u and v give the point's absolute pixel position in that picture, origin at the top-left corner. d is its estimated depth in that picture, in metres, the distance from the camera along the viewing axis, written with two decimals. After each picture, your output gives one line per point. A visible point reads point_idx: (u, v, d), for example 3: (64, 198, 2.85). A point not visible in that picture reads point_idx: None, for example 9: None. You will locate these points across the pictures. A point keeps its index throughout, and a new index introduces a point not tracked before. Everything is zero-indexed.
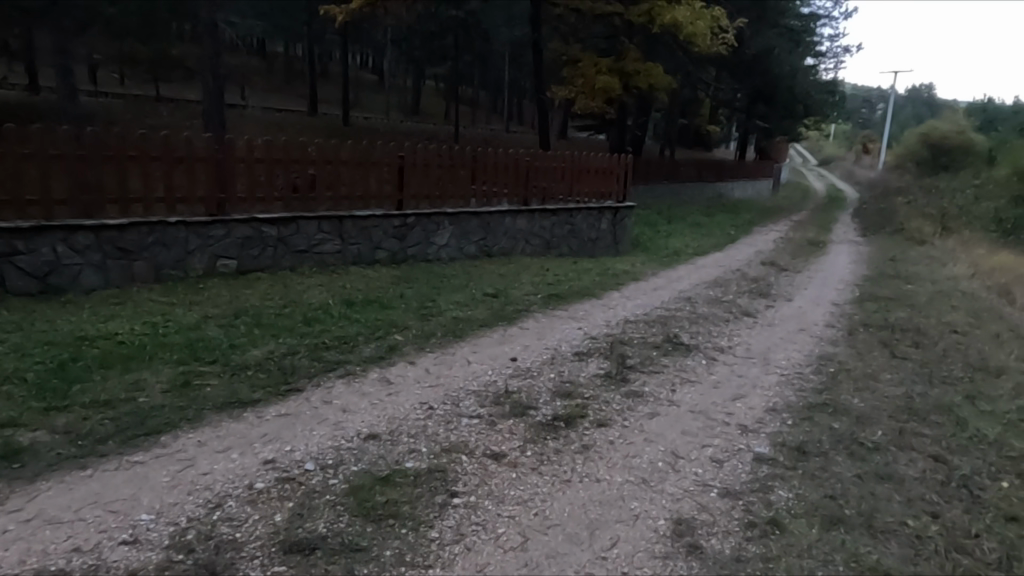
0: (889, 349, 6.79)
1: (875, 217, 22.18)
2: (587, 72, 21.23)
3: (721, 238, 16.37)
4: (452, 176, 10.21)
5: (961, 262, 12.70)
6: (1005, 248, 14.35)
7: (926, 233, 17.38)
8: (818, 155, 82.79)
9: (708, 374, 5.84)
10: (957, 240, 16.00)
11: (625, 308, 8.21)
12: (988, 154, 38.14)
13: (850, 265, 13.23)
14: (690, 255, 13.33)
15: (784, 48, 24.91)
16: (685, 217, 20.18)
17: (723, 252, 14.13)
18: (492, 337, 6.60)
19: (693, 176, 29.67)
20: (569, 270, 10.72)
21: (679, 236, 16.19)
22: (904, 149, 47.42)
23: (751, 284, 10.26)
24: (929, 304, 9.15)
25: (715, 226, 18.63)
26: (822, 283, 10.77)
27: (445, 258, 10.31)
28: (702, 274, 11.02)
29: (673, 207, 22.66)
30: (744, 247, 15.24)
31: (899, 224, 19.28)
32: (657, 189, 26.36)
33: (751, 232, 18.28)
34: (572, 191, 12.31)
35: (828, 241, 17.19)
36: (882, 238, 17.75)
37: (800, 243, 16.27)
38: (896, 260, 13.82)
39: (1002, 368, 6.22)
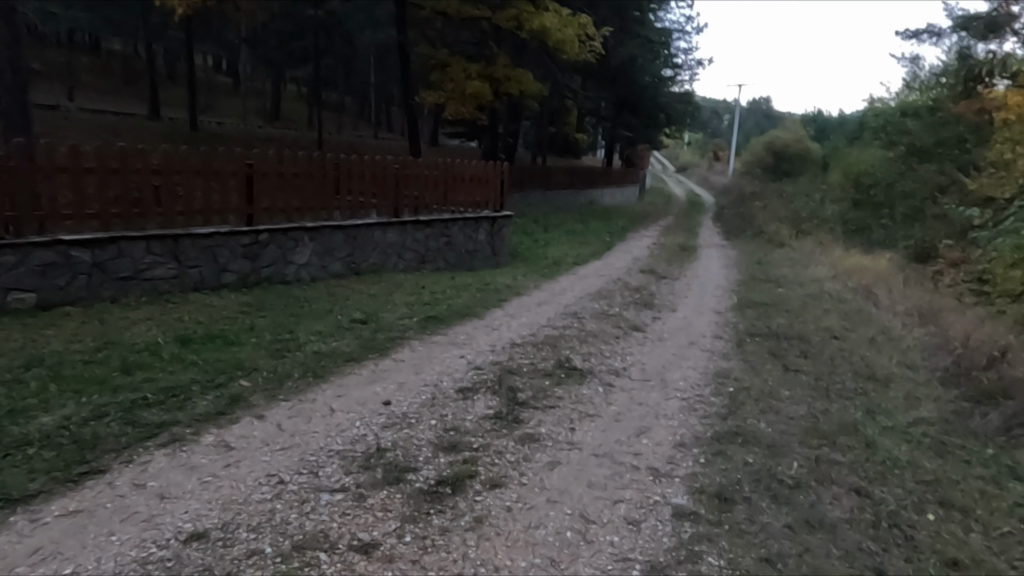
0: (780, 362, 6.58)
1: (736, 221, 23.23)
2: (456, 77, 20.57)
3: (598, 246, 16.25)
4: (312, 187, 9.09)
5: (821, 264, 13.27)
6: (854, 249, 15.26)
7: (784, 236, 18.27)
8: (676, 162, 87.65)
9: (606, 404, 5.26)
10: (812, 242, 16.90)
11: (509, 329, 7.54)
12: (824, 161, 41.72)
13: (722, 270, 13.46)
14: (569, 265, 12.98)
15: (646, 58, 25.62)
16: (561, 225, 20.03)
17: (601, 261, 13.92)
18: (360, 375, 5.66)
19: (565, 184, 29.92)
20: (447, 287, 9.93)
21: (556, 245, 15.87)
22: (751, 156, 50.96)
23: (634, 294, 9.98)
24: (804, 309, 9.26)
25: (591, 234, 18.58)
26: (701, 290, 10.73)
27: (306, 279, 9.17)
28: (584, 286, 10.63)
29: (548, 214, 22.52)
30: (621, 255, 15.16)
31: (759, 227, 20.22)
32: (531, 197, 26.24)
33: (625, 238, 18.41)
34: (446, 201, 11.53)
35: (697, 246, 17.60)
36: (745, 242, 18.47)
37: (673, 249, 16.50)
38: (762, 263, 14.26)
39: (887, 376, 6.17)
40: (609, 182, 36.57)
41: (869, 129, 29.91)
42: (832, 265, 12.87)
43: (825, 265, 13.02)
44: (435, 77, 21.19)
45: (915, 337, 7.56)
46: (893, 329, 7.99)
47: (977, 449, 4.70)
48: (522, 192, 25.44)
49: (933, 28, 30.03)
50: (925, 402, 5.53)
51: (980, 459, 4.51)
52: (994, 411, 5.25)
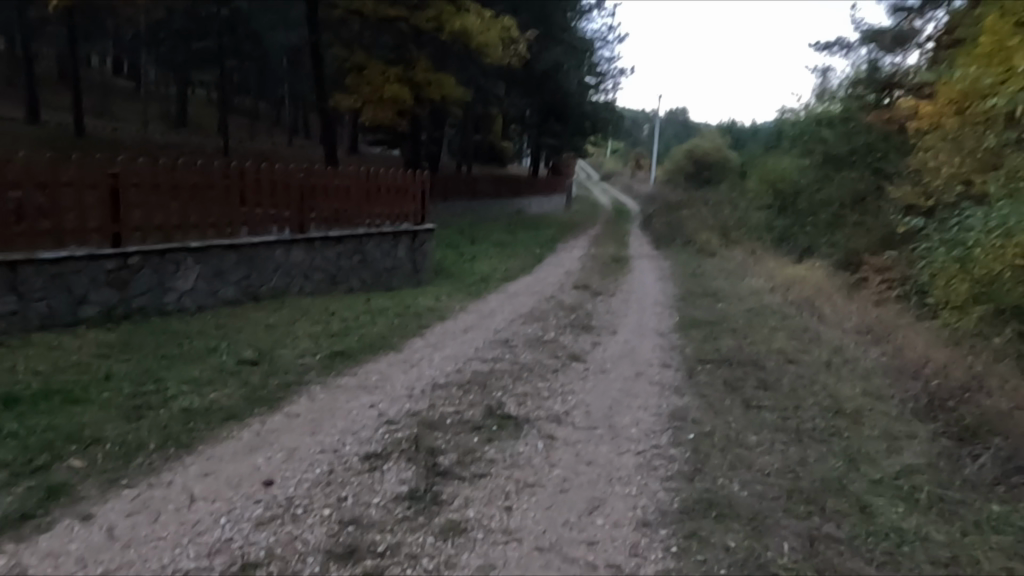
0: (739, 396, 5.81)
1: (664, 229, 23.00)
2: (374, 80, 19.36)
3: (527, 259, 15.39)
4: (198, 201, 7.79)
5: (757, 275, 12.87)
6: (784, 259, 15.05)
7: (715, 244, 18.00)
8: (600, 171, 88.65)
9: (548, 467, 4.31)
10: (742, 252, 16.63)
11: (430, 365, 6.47)
12: (742, 169, 42.67)
13: (658, 283, 12.85)
14: (498, 281, 12.04)
15: (570, 65, 25.14)
16: (488, 236, 19.10)
17: (532, 275, 13.05)
18: (239, 442, 4.49)
19: (492, 193, 29.09)
20: (362, 311, 8.78)
21: (483, 259, 14.90)
22: (673, 164, 51.69)
23: (570, 315, 9.13)
24: (751, 327, 8.64)
25: (520, 246, 17.74)
26: (641, 307, 9.99)
27: (191, 309, 7.83)
28: (516, 306, 9.72)
29: (474, 225, 21.56)
30: (552, 268, 14.35)
31: (688, 236, 19.94)
32: (457, 206, 25.25)
33: (555, 250, 17.68)
34: (361, 214, 10.35)
35: (629, 257, 17.04)
36: (676, 252, 18.08)
37: (604, 260, 15.84)
38: (696, 275, 13.78)
39: (857, 409, 5.50)
40: (535, 191, 35.99)
41: (787, 138, 30.55)
42: (769, 277, 12.47)
43: (762, 276, 12.62)
44: (350, 80, 19.86)
45: (871, 358, 7.01)
46: (846, 350, 7.44)
47: (980, 505, 4.03)
48: (447, 202, 24.43)
49: (843, 41, 31.01)
50: (906, 442, 4.87)
51: (990, 520, 3.83)
52: (984, 453, 4.63)
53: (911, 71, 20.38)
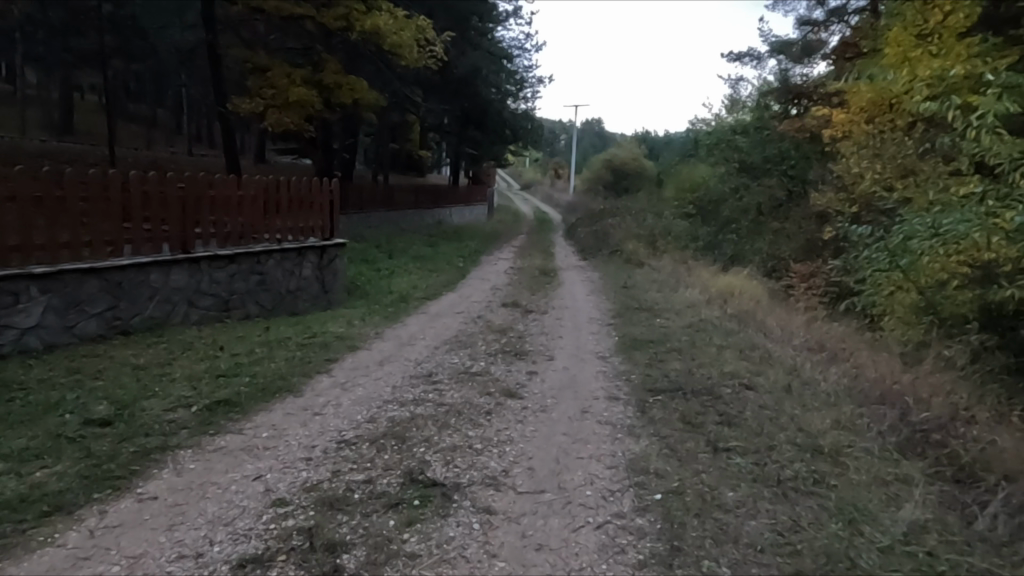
0: (702, 436, 5.01)
1: (589, 239, 22.52)
2: (278, 82, 17.76)
3: (450, 273, 14.35)
4: (45, 217, 6.38)
5: (692, 286, 12.35)
6: (714, 269, 14.70)
7: (643, 254, 17.56)
8: (519, 180, 88.66)
9: (487, 559, 3.33)
10: (670, 262, 16.23)
11: (336, 413, 5.35)
12: (659, 177, 43.18)
13: (591, 296, 12.11)
14: (419, 300, 10.95)
15: (489, 70, 24.32)
16: (407, 249, 17.95)
17: (456, 292, 12.04)
18: (62, 551, 3.27)
19: (410, 203, 27.92)
20: (257, 343, 7.50)
21: (402, 275, 13.76)
22: (592, 173, 51.89)
23: (501, 340, 8.17)
24: (697, 346, 7.96)
25: (442, 259, 16.71)
26: (577, 326, 9.16)
27: (38, 350, 6.37)
28: (439, 330, 8.66)
29: (392, 237, 20.35)
30: (477, 283, 13.39)
31: (615, 246, 19.47)
32: (373, 217, 23.93)
33: (479, 262, 16.73)
34: (258, 229, 9.04)
35: (556, 269, 16.31)
36: (604, 262, 17.50)
37: (532, 273, 15.01)
38: (628, 287, 13.16)
39: (835, 447, 4.79)
40: (456, 201, 34.96)
41: (703, 147, 30.90)
42: (705, 288, 11.95)
43: (696, 287, 12.10)
44: (251, 82, 18.15)
45: (833, 381, 6.41)
46: (803, 371, 6.82)
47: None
48: (362, 212, 23.11)
49: (754, 52, 31.73)
50: (902, 491, 4.16)
51: None
52: (992, 501, 3.99)
53: (824, 81, 20.76)
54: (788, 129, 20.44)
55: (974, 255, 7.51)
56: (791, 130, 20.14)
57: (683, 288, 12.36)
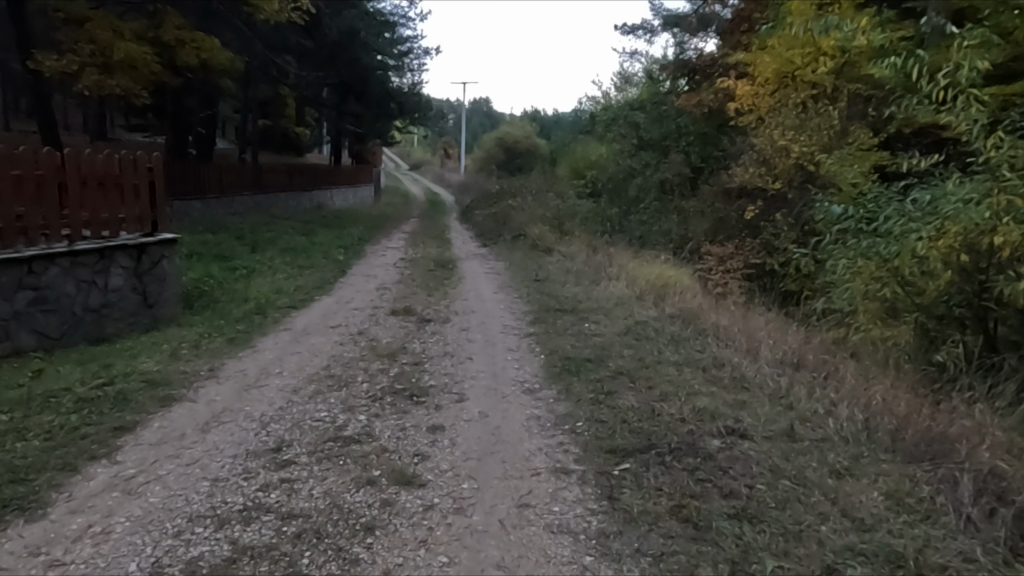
0: (717, 554, 3.14)
1: (489, 223, 20.59)
2: (100, 38, 13.94)
3: (328, 270, 11.87)
4: None
5: (616, 277, 10.64)
6: (630, 256, 13.16)
7: (551, 238, 15.86)
8: (407, 159, 85.25)
9: None
10: (581, 248, 14.58)
11: (94, 562, 3.01)
12: (553, 156, 41.92)
13: (502, 294, 10.11)
14: (281, 310, 8.49)
15: (369, 34, 21.44)
16: (276, 240, 15.17)
17: (333, 295, 9.67)
18: None
19: (284, 185, 24.70)
20: (11, 402, 4.91)
21: (266, 274, 11.14)
22: (484, 151, 49.87)
23: (391, 371, 5.97)
24: (651, 367, 6.13)
25: (322, 250, 14.16)
26: (490, 344, 7.10)
27: None
28: (306, 360, 6.35)
29: (259, 225, 17.43)
30: (360, 280, 11.05)
31: (518, 230, 17.63)
32: (237, 202, 20.66)
33: (363, 253, 14.34)
34: (48, 222, 6.44)
35: (455, 258, 14.22)
36: (507, 249, 15.63)
37: (426, 266, 12.82)
38: (543, 280, 11.29)
39: (921, 558, 3.07)
40: (337, 182, 31.80)
41: (598, 124, 29.62)
42: (634, 279, 10.23)
43: (621, 279, 10.38)
44: (62, 36, 14.17)
45: (843, 418, 4.76)
46: (798, 402, 5.16)
47: None
48: (224, 196, 19.84)
49: (647, 25, 30.71)
50: None
51: None
52: None
53: (728, 53, 19.76)
54: (685, 104, 19.78)
55: (968, 236, 6.19)
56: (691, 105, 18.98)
57: (605, 279, 10.63)
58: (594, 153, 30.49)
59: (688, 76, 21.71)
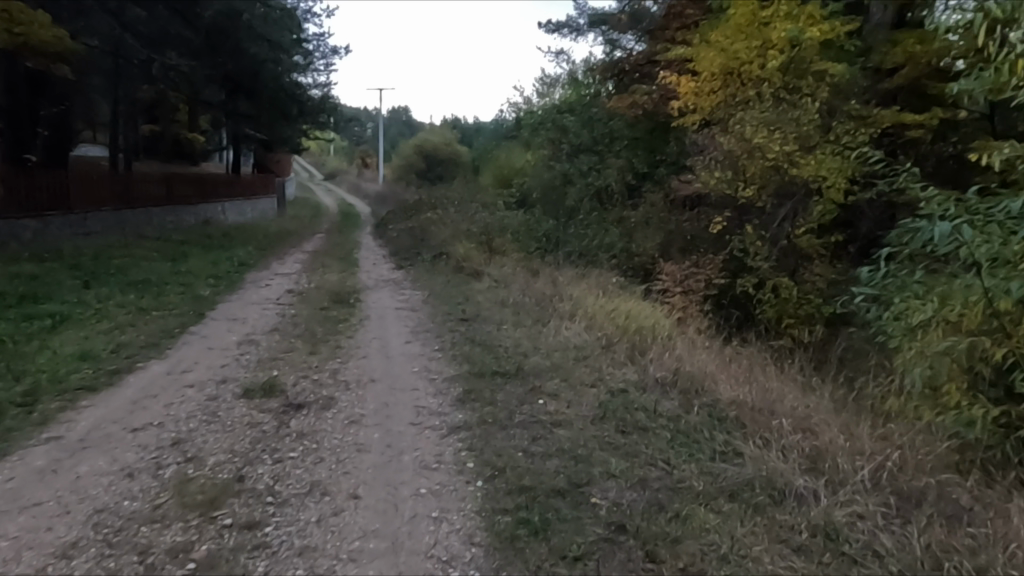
0: None
1: (405, 239, 17.76)
2: None
3: (179, 313, 8.73)
4: None
5: (569, 315, 8.06)
6: (575, 282, 10.65)
7: (480, 258, 13.23)
8: (321, 169, 80.55)
9: None
10: (515, 272, 11.97)
11: None
12: (475, 164, 39.28)
13: (419, 347, 7.32)
14: (64, 397, 5.40)
15: (255, 14, 17.86)
16: (125, 269, 11.77)
17: (166, 361, 6.61)
18: None
19: (160, 197, 20.96)
20: None
21: (83, 325, 7.92)
22: (402, 159, 46.84)
23: (193, 557, 3.16)
24: (666, 509, 3.56)
25: (186, 282, 10.93)
26: (394, 457, 4.36)
27: None
28: (40, 528, 3.42)
29: (111, 249, 13.89)
30: (219, 329, 8.02)
31: (439, 249, 14.90)
32: (95, 219, 16.90)
33: (239, 285, 11.22)
34: None
35: (360, 287, 11.33)
36: (427, 274, 12.85)
37: (320, 300, 9.88)
38: (472, 319, 8.57)
39: None
40: (232, 194, 27.98)
41: (524, 128, 27.23)
42: (595, 318, 7.67)
43: (578, 317, 7.81)
44: None
45: None
46: None
47: None
48: (76, 213, 16.10)
49: (572, 24, 28.65)
50: None
51: None
52: None
53: (663, 48, 17.70)
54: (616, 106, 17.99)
55: None
56: (621, 106, 17.61)
57: (555, 319, 8.01)
58: (521, 160, 28.17)
59: (619, 76, 19.52)
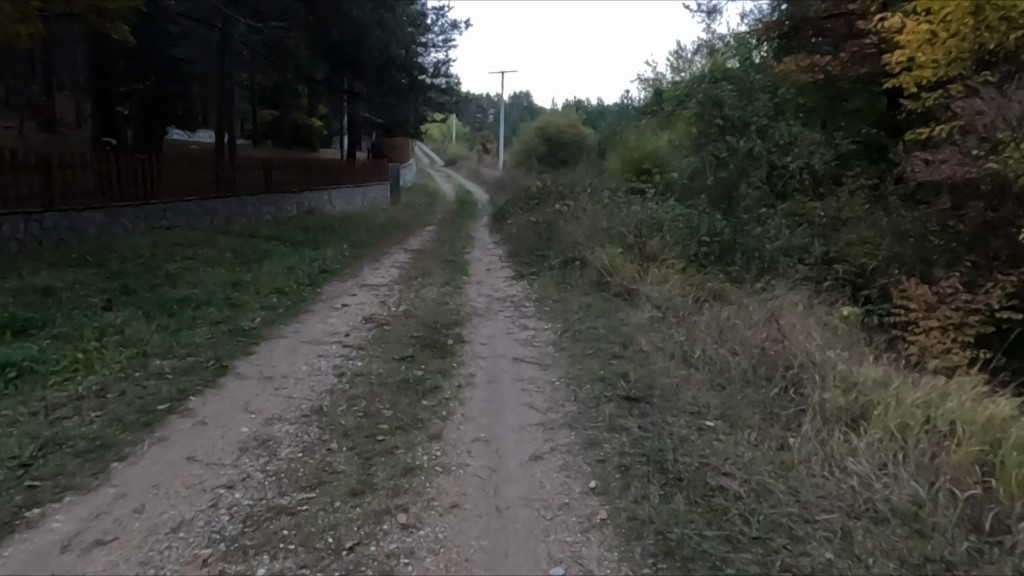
0: None
1: (528, 237, 14.39)
2: None
3: (192, 364, 5.74)
4: None
5: (848, 422, 4.22)
6: (793, 318, 6.74)
7: (633, 269, 9.54)
8: (441, 154, 79.20)
9: None
10: (684, 300, 8.20)
11: None
12: (602, 147, 35.28)
13: (559, 481, 3.81)
14: None
15: None
16: (172, 279, 9.14)
17: (94, 500, 3.53)
18: None
19: (260, 184, 18.86)
20: None
21: (37, 390, 5.08)
22: (523, 142, 43.63)
23: None
24: None
25: (236, 305, 8.09)
26: None
27: None
28: None
29: (177, 248, 11.49)
30: (233, 406, 4.93)
31: (573, 253, 11.36)
32: (179, 211, 14.79)
33: (304, 307, 8.26)
34: None
35: (466, 314, 8.02)
36: (558, 292, 9.35)
37: (405, 340, 6.64)
38: (646, 403, 4.94)
39: None
40: (342, 180, 25.91)
41: (665, 103, 23.02)
42: (922, 447, 3.77)
43: (873, 430, 3.95)
44: None
45: None
46: None
47: None
48: (155, 203, 13.95)
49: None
50: None
51: None
52: None
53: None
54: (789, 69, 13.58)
55: None
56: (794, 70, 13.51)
57: (819, 431, 4.19)
58: (661, 140, 23.95)
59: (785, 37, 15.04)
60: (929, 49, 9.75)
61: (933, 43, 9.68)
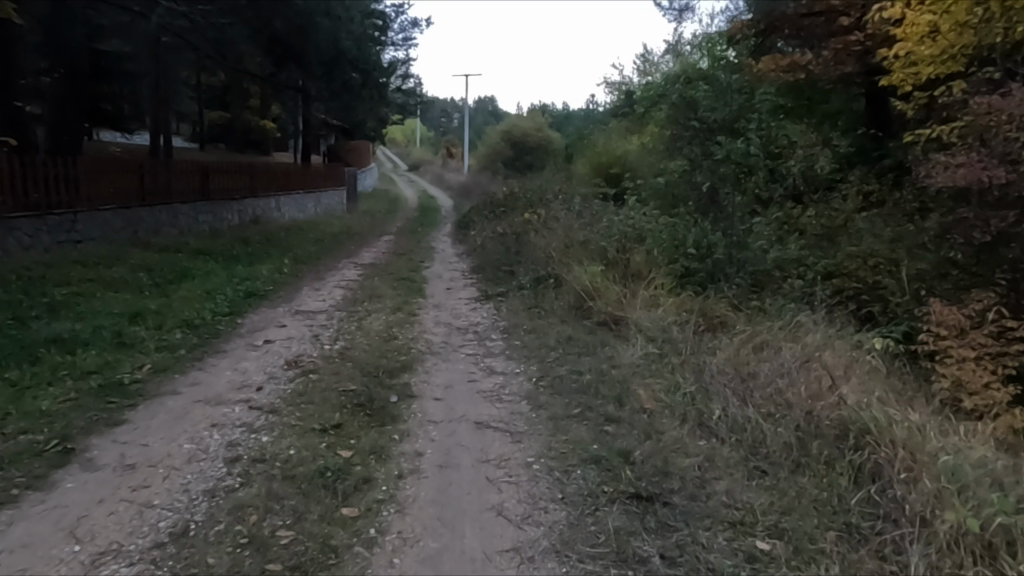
0: None
1: (493, 250, 12.91)
2: None
3: (22, 448, 4.06)
4: None
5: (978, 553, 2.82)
6: (825, 361, 5.38)
7: (618, 291, 8.11)
8: (404, 159, 77.24)
9: None
10: (680, 331, 6.79)
11: None
12: (569, 151, 34.03)
13: None
14: None
15: None
16: (52, 310, 7.36)
17: None
18: None
19: (195, 191, 16.95)
20: None
21: None
22: (488, 147, 42.18)
23: None
24: None
25: (125, 345, 6.39)
26: None
27: None
28: None
29: (77, 267, 9.65)
30: (59, 525, 3.31)
31: (546, 270, 9.90)
32: (94, 221, 12.86)
33: (216, 346, 6.61)
34: None
35: (417, 352, 6.47)
36: (528, 320, 7.85)
37: (332, 397, 5.07)
38: (666, 508, 3.47)
39: None
40: (293, 186, 24.06)
41: (636, 105, 21.83)
42: None
43: None
44: None
45: None
46: None
47: None
48: (63, 213, 11.99)
49: None
50: None
51: None
52: None
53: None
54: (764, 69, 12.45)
55: None
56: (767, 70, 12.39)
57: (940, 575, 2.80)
58: (631, 144, 22.73)
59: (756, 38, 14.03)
60: (931, 43, 8.54)
61: (933, 38, 8.47)
